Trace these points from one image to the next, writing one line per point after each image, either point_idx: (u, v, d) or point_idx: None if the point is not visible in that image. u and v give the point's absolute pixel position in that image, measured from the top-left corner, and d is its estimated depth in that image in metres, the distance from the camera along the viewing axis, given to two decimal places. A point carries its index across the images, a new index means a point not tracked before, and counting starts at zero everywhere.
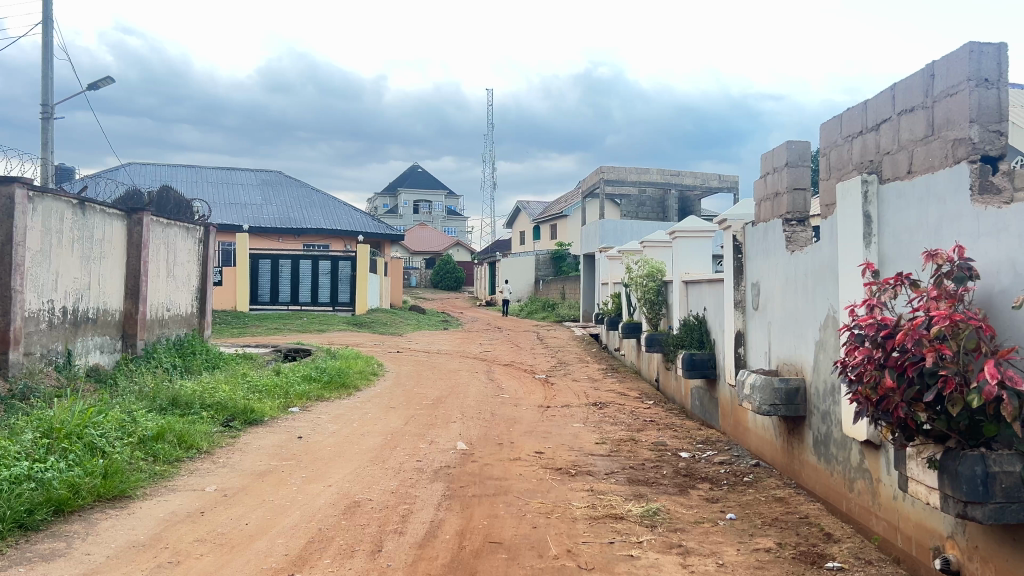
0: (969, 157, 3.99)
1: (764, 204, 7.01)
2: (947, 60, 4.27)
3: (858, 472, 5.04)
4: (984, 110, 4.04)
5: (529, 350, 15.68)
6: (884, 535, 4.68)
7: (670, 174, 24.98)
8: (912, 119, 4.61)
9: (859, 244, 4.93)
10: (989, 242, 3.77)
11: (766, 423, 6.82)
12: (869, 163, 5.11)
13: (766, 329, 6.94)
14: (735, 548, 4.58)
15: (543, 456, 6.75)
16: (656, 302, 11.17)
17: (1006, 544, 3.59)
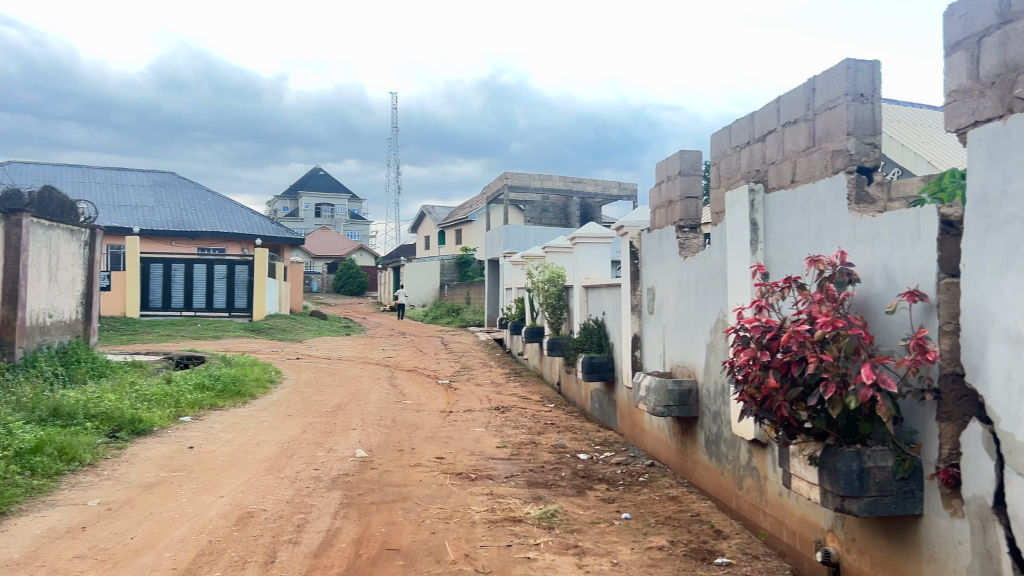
0: (846, 169, 4.21)
1: (659, 211, 7.19)
2: (826, 75, 4.48)
3: (746, 470, 5.22)
4: (860, 123, 4.26)
5: (432, 355, 15.63)
6: (770, 530, 4.88)
7: (571, 181, 25.34)
8: (795, 130, 4.81)
9: (746, 249, 5.13)
10: (864, 249, 3.98)
11: (660, 423, 7.00)
12: (756, 173, 5.32)
13: (660, 332, 7.12)
14: (629, 547, 4.67)
15: (444, 461, 6.74)
16: (557, 307, 11.30)
17: (881, 535, 3.80)
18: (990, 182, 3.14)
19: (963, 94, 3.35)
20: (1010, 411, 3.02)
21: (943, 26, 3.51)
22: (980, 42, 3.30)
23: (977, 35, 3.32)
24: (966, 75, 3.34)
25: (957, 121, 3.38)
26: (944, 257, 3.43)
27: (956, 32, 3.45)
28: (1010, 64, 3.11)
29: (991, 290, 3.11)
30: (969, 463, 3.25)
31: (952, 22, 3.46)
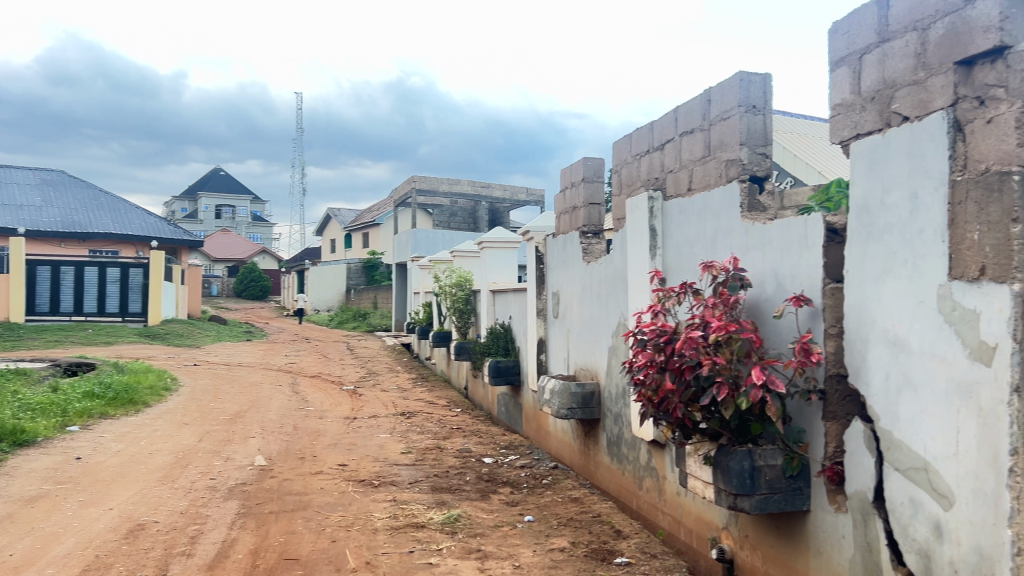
0: (738, 178, 4.36)
1: (563, 217, 7.29)
2: (721, 87, 4.62)
3: (645, 470, 5.34)
4: (752, 134, 4.42)
5: (337, 361, 15.39)
6: (668, 529, 5.00)
7: (479, 186, 25.37)
8: (692, 140, 4.94)
9: (645, 254, 5.26)
10: (756, 255, 4.13)
11: (564, 426, 7.09)
12: (655, 180, 5.45)
13: (564, 335, 7.22)
14: (531, 549, 4.71)
15: (346, 468, 6.65)
16: (465, 311, 11.29)
17: (772, 532, 3.94)
18: (871, 193, 3.30)
19: (846, 108, 3.52)
20: (888, 409, 3.17)
21: (829, 42, 3.67)
22: (862, 58, 3.47)
23: (860, 51, 3.49)
24: (849, 90, 3.52)
25: (841, 133, 3.55)
26: (829, 263, 3.59)
27: (840, 48, 3.61)
28: (888, 80, 3.29)
29: (872, 294, 3.28)
30: (851, 460, 3.40)
31: (837, 38, 3.63)
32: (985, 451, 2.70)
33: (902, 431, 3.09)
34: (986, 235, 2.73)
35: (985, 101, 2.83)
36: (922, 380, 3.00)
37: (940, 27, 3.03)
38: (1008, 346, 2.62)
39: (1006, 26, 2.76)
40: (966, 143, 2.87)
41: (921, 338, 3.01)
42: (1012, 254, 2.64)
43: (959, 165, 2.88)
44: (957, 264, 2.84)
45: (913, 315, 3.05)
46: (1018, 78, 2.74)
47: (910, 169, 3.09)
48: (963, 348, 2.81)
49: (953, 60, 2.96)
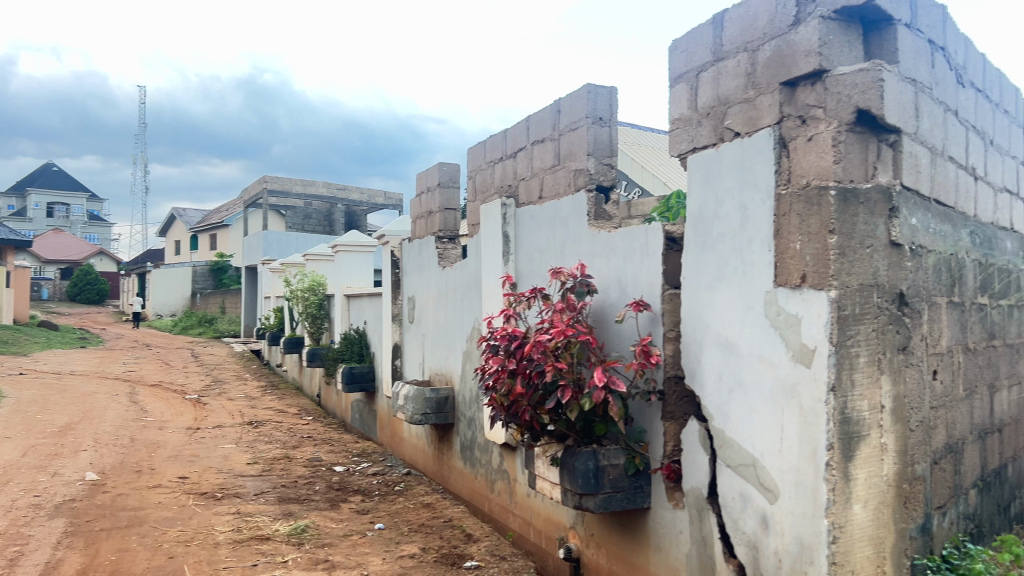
0: (586, 187, 4.49)
1: (419, 221, 7.27)
2: (570, 98, 4.71)
3: (497, 473, 5.40)
4: (599, 145, 4.54)
5: (181, 369, 14.68)
6: (519, 530, 5.08)
7: (335, 188, 24.85)
8: (543, 148, 5.03)
9: (498, 260, 5.32)
10: (601, 261, 4.26)
11: (418, 431, 7.06)
12: (508, 187, 5.52)
13: (419, 340, 7.19)
14: (380, 557, 4.66)
15: (187, 481, 6.35)
16: (318, 316, 11.04)
17: (615, 529, 4.07)
18: (705, 204, 3.48)
19: (684, 122, 3.69)
20: (721, 409, 3.35)
21: (668, 59, 3.84)
22: (698, 75, 3.65)
23: (697, 69, 3.67)
24: (687, 105, 3.69)
25: (679, 146, 3.71)
26: (668, 270, 3.76)
27: (679, 65, 3.78)
28: (722, 97, 3.47)
29: (706, 300, 3.45)
30: (688, 458, 3.57)
31: (676, 55, 3.79)
32: (805, 447, 2.90)
33: (733, 429, 3.27)
34: (806, 244, 2.94)
35: (806, 119, 3.05)
36: (751, 381, 3.18)
37: (767, 49, 3.24)
38: (826, 349, 2.83)
39: (824, 51, 2.99)
40: (790, 159, 3.08)
41: (750, 341, 3.19)
42: (829, 262, 2.85)
43: (783, 180, 3.09)
44: (781, 271, 3.04)
45: (743, 320, 3.23)
46: (835, 100, 2.97)
47: (741, 181, 3.28)
48: (786, 351, 3.00)
49: (778, 81, 3.16)
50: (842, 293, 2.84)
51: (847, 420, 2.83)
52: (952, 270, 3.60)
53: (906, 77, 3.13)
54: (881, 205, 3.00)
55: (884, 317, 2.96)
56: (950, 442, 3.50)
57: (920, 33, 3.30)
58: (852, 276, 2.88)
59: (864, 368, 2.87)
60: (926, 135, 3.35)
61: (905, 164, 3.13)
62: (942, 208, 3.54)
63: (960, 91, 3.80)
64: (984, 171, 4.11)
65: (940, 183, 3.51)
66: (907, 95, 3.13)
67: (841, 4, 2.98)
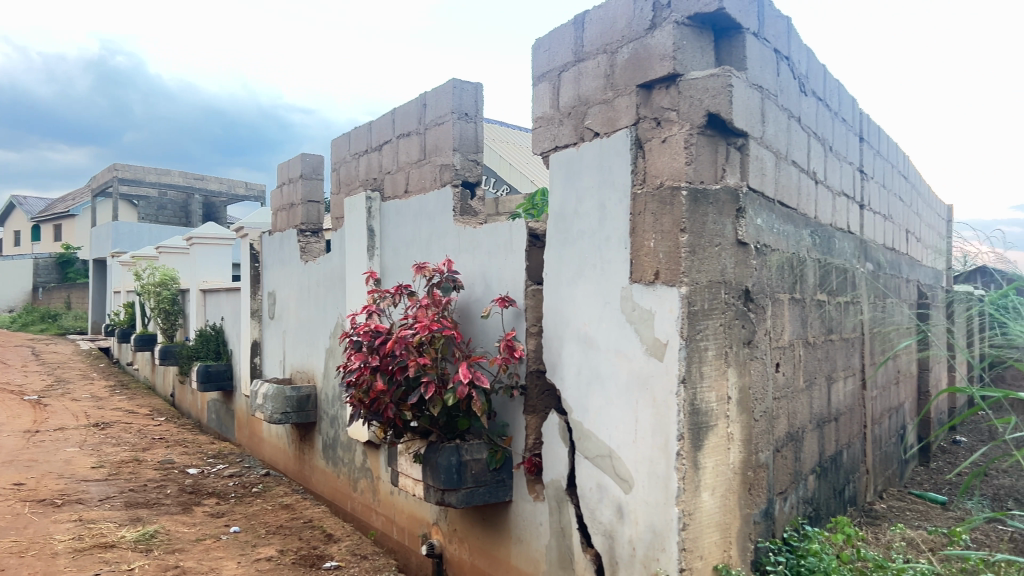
0: (451, 182, 4.48)
1: (280, 214, 7.06)
2: (435, 92, 4.68)
3: (360, 472, 5.32)
4: (465, 141, 4.53)
5: (18, 369, 13.67)
6: (381, 528, 5.03)
7: (192, 178, 23.80)
8: (408, 142, 4.98)
9: (362, 255, 5.23)
10: (466, 257, 4.26)
11: (278, 430, 6.86)
12: (373, 180, 5.44)
13: (280, 337, 6.99)
14: (235, 561, 4.51)
15: (23, 488, 5.93)
16: (171, 312, 10.53)
17: (478, 524, 4.10)
18: (566, 201, 3.54)
19: (546, 121, 3.74)
20: (579, 402, 3.42)
21: (532, 57, 3.87)
22: (560, 75, 3.71)
23: (558, 69, 3.72)
24: (549, 104, 3.74)
25: (542, 145, 3.75)
26: (531, 266, 3.81)
27: (541, 64, 3.83)
28: (582, 97, 3.54)
29: (567, 295, 3.51)
30: (548, 451, 3.62)
31: (539, 54, 3.83)
32: (657, 437, 3.00)
33: (590, 422, 3.35)
34: (660, 242, 3.03)
35: (661, 122, 3.15)
36: (607, 374, 3.26)
37: (625, 51, 3.32)
38: (677, 343, 2.93)
39: (678, 56, 3.10)
40: (645, 160, 3.18)
41: (607, 336, 3.27)
42: (680, 260, 2.96)
43: (639, 179, 3.18)
44: (636, 268, 3.13)
45: (601, 315, 3.31)
46: (687, 104, 3.09)
47: (600, 180, 3.35)
48: (641, 345, 3.10)
49: (635, 83, 3.25)
50: (691, 289, 2.96)
51: (696, 411, 2.95)
52: (794, 268, 3.82)
53: (752, 83, 3.30)
54: (728, 205, 3.16)
55: (730, 312, 3.12)
56: (791, 431, 3.71)
57: (767, 42, 3.47)
58: (701, 273, 3.01)
59: (712, 361, 3.01)
60: (771, 139, 3.55)
61: (750, 167, 3.32)
62: (786, 210, 3.75)
63: (803, 99, 4.03)
64: (824, 176, 4.37)
65: (784, 186, 3.72)
66: (754, 101, 3.31)
67: (694, 11, 3.09)
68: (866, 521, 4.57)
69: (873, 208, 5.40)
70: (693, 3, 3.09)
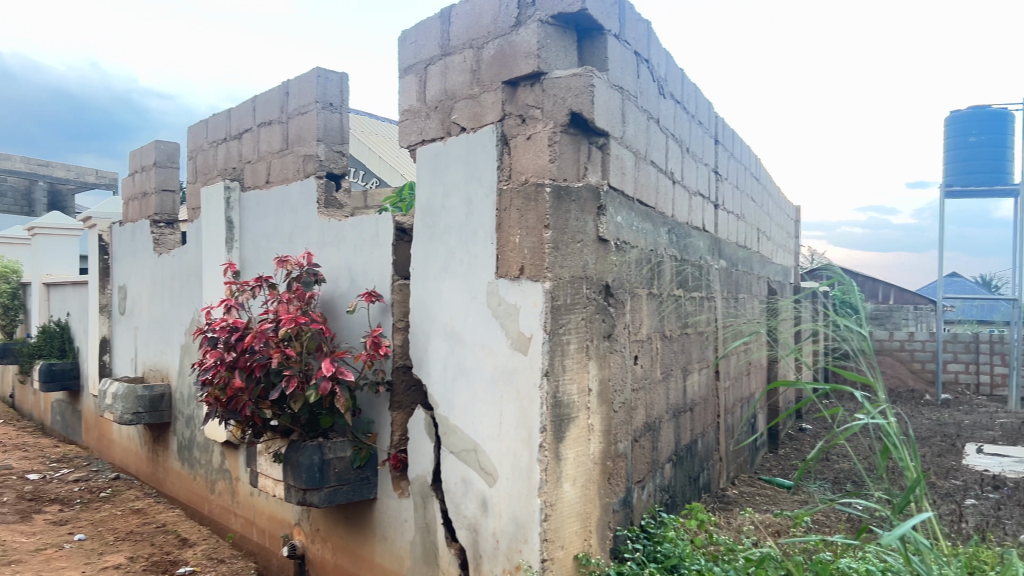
0: (315, 173, 4.38)
1: (131, 203, 6.71)
2: (298, 80, 4.55)
3: (218, 473, 5.13)
4: (329, 131, 4.44)
5: None
6: (240, 531, 4.87)
7: (36, 164, 22.33)
8: (269, 131, 4.83)
9: (220, 247, 5.04)
10: (330, 251, 4.18)
11: (129, 432, 6.52)
12: (232, 170, 5.25)
13: (131, 334, 6.64)
14: (79, 572, 4.26)
15: None
16: (10, 308, 9.80)
17: (341, 524, 4.03)
18: (432, 195, 3.51)
19: (412, 114, 3.71)
20: (445, 397, 3.41)
21: (398, 49, 3.83)
22: (426, 68, 3.69)
23: (424, 62, 3.70)
24: (415, 97, 3.72)
25: (408, 138, 3.72)
26: (398, 260, 3.77)
27: (408, 56, 3.79)
28: (448, 92, 3.54)
29: (432, 290, 3.49)
30: (413, 447, 3.59)
31: (405, 46, 3.80)
32: (520, 430, 3.04)
33: (456, 416, 3.35)
34: (525, 238, 3.07)
35: (525, 119, 3.20)
36: (472, 368, 3.27)
37: (491, 48, 3.34)
38: (540, 337, 2.98)
39: (542, 54, 3.14)
40: (511, 156, 3.21)
41: (472, 330, 3.28)
42: (545, 255, 3.00)
43: (504, 175, 3.20)
44: (502, 263, 3.16)
45: (467, 310, 3.31)
46: (551, 102, 3.15)
47: (466, 175, 3.36)
48: (505, 338, 3.13)
49: (500, 80, 3.28)
50: (555, 284, 3.02)
51: (559, 403, 3.01)
52: (652, 265, 3.95)
53: (614, 84, 3.40)
54: (590, 203, 3.24)
55: (591, 307, 3.21)
56: (649, 421, 3.84)
57: (628, 44, 3.58)
58: (564, 269, 3.07)
59: (573, 354, 3.08)
60: (631, 140, 3.66)
61: (611, 166, 3.41)
62: (645, 208, 3.87)
63: (661, 101, 4.17)
64: (681, 176, 4.55)
65: (643, 185, 3.84)
66: (614, 102, 3.40)
67: (558, 10, 3.15)
68: (718, 507, 4.78)
69: (726, 207, 5.66)
70: (557, 3, 3.15)
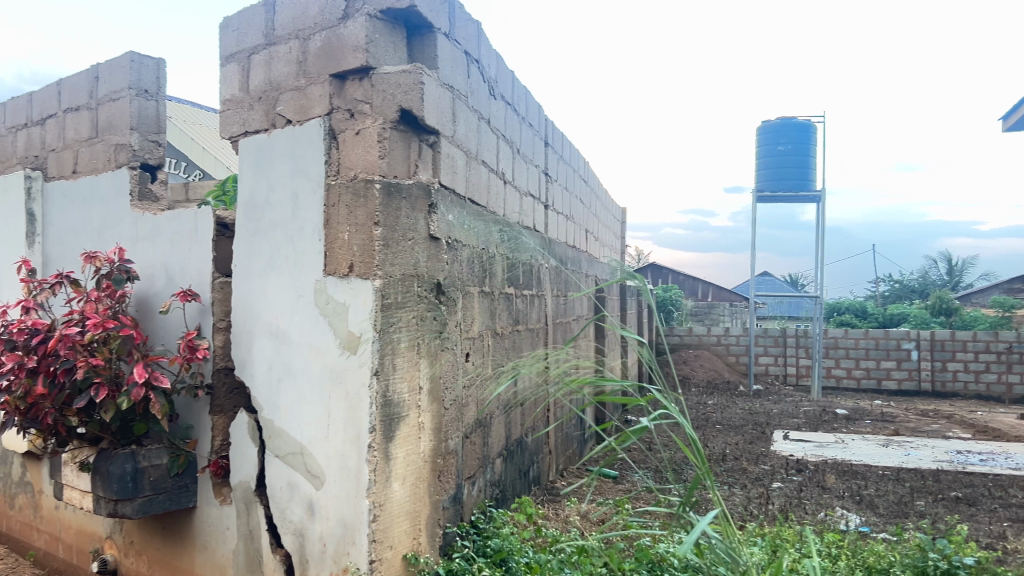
0: (128, 164, 4.11)
1: None
2: (109, 65, 4.25)
3: (18, 486, 4.72)
4: (144, 119, 4.18)
5: None
6: (44, 548, 4.51)
7: None
8: (76, 118, 4.49)
9: (20, 242, 4.66)
10: (145, 246, 3.94)
11: None
12: (32, 159, 4.84)
13: None
14: None
15: None
16: None
17: (158, 535, 3.81)
18: (256, 189, 3.37)
19: (235, 104, 3.56)
20: (269, 399, 3.29)
21: (218, 35, 3.65)
22: (250, 58, 3.55)
23: (248, 51, 3.56)
24: (237, 87, 3.57)
25: (230, 129, 3.56)
26: (219, 257, 3.61)
27: (229, 44, 3.63)
28: (273, 82, 3.42)
29: (256, 288, 3.36)
30: (236, 452, 3.44)
31: (226, 33, 3.63)
32: (349, 431, 2.98)
33: (281, 418, 3.24)
34: (354, 235, 3.00)
35: (354, 113, 3.14)
36: (299, 368, 3.18)
37: (318, 40, 3.26)
38: (370, 336, 2.94)
39: (371, 49, 3.11)
40: (339, 151, 3.14)
41: (299, 329, 3.18)
42: (374, 253, 2.96)
43: (332, 171, 3.12)
44: (330, 260, 3.08)
45: (293, 309, 3.21)
46: (380, 97, 3.12)
47: (292, 169, 3.24)
48: (333, 338, 3.06)
49: (327, 72, 3.20)
50: (384, 282, 2.99)
51: (388, 402, 2.99)
52: (482, 263, 3.98)
53: (443, 83, 3.41)
54: (421, 200, 3.23)
55: (422, 305, 3.21)
56: (479, 417, 3.87)
57: (457, 43, 3.59)
58: (394, 266, 3.05)
59: (403, 353, 3.07)
60: (462, 138, 3.68)
61: (440, 164, 3.42)
62: (475, 207, 3.90)
63: (492, 102, 4.22)
64: (511, 176, 4.62)
65: (473, 185, 3.87)
66: (444, 100, 3.41)
67: (386, 5, 3.12)
68: (548, 498, 4.92)
69: (556, 209, 5.79)
70: None
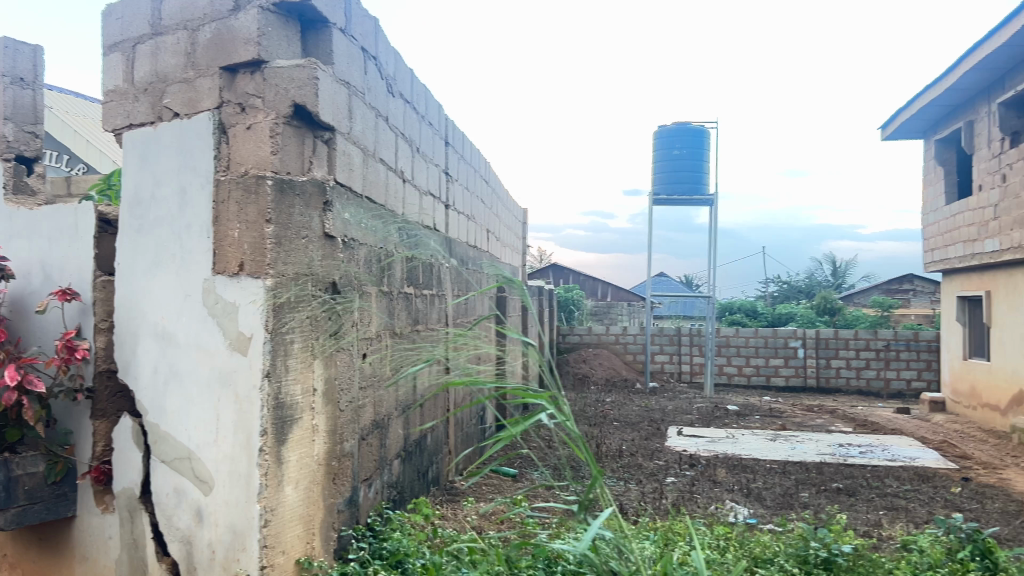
0: (2, 156, 3.90)
1: None
2: None
3: None
4: (19, 109, 3.94)
5: None
6: None
7: None
8: None
9: None
10: (20, 243, 3.74)
11: None
12: None
13: None
14: None
15: None
16: None
17: (33, 546, 3.62)
18: (140, 185, 3.24)
19: (118, 95, 3.41)
20: (155, 402, 3.17)
21: (101, 23, 3.49)
22: (134, 48, 3.40)
23: (132, 40, 3.41)
24: (121, 77, 3.42)
25: (113, 121, 3.41)
26: (101, 254, 3.44)
27: (112, 33, 3.47)
28: (159, 74, 3.29)
29: (140, 288, 3.23)
30: (119, 457, 3.30)
31: (110, 22, 3.47)
32: (239, 434, 2.90)
33: (168, 422, 3.12)
34: (244, 232, 2.92)
35: (246, 107, 3.06)
36: (186, 371, 3.07)
37: (207, 31, 3.16)
38: (261, 336, 2.87)
39: (263, 42, 3.03)
40: (229, 146, 3.05)
41: (187, 330, 3.07)
42: (266, 251, 2.89)
43: (222, 166, 3.03)
44: (219, 259, 2.99)
45: (179, 309, 3.10)
46: (272, 92, 3.05)
47: (179, 164, 3.12)
48: (223, 339, 2.97)
49: (218, 65, 3.11)
50: (277, 281, 2.92)
51: (280, 405, 2.92)
52: (380, 262, 3.93)
53: (339, 79, 3.36)
54: (316, 198, 3.17)
55: (316, 305, 3.16)
56: (376, 419, 3.83)
57: (354, 40, 3.55)
58: (286, 265, 2.98)
59: (296, 354, 3.01)
60: (359, 136, 3.63)
61: (336, 162, 3.36)
62: (373, 206, 3.86)
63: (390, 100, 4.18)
64: (410, 175, 4.59)
65: (371, 183, 3.82)
66: (340, 97, 3.36)
67: None
68: (446, 498, 4.91)
69: (456, 208, 5.78)
70: None
